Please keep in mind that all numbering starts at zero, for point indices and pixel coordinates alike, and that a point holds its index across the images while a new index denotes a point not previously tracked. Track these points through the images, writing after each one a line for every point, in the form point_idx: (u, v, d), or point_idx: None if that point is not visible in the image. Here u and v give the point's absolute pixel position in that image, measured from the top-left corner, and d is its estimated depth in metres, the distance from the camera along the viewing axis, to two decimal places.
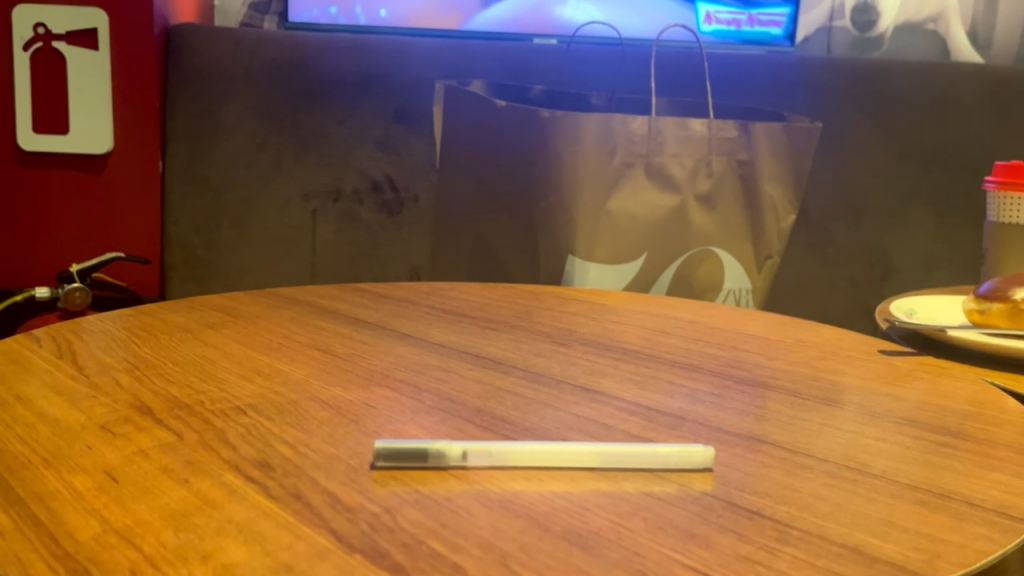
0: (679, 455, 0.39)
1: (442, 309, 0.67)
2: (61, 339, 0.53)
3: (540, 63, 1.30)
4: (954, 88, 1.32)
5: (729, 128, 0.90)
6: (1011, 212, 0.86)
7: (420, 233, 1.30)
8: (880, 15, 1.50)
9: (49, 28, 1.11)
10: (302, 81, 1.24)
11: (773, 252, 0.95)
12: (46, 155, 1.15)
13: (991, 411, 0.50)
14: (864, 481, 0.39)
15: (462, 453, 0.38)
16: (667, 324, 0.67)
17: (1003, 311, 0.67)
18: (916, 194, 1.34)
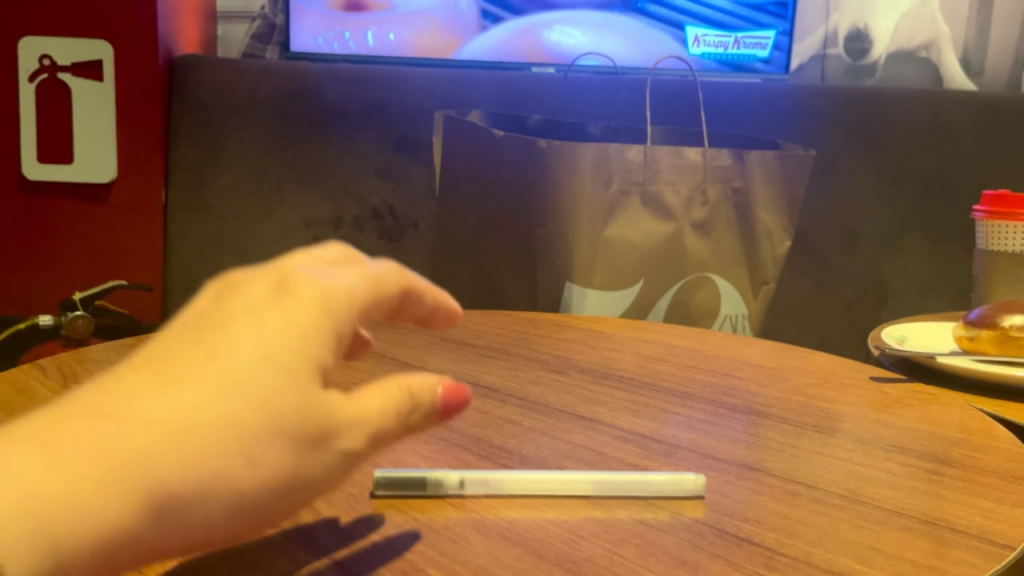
0: (671, 483, 0.40)
1: (440, 337, 0.69)
2: (64, 370, 0.54)
3: (538, 92, 1.32)
4: (947, 115, 1.33)
5: (724, 156, 0.91)
6: (1002, 240, 0.87)
7: (418, 260, 1.32)
8: (873, 43, 1.53)
9: (54, 60, 1.12)
10: (303, 110, 1.26)
11: (768, 278, 0.97)
12: (49, 185, 1.16)
13: (979, 437, 0.51)
14: (853, 508, 0.40)
15: (460, 481, 0.39)
16: (662, 351, 0.68)
17: (992, 338, 0.68)
18: (911, 219, 1.35)
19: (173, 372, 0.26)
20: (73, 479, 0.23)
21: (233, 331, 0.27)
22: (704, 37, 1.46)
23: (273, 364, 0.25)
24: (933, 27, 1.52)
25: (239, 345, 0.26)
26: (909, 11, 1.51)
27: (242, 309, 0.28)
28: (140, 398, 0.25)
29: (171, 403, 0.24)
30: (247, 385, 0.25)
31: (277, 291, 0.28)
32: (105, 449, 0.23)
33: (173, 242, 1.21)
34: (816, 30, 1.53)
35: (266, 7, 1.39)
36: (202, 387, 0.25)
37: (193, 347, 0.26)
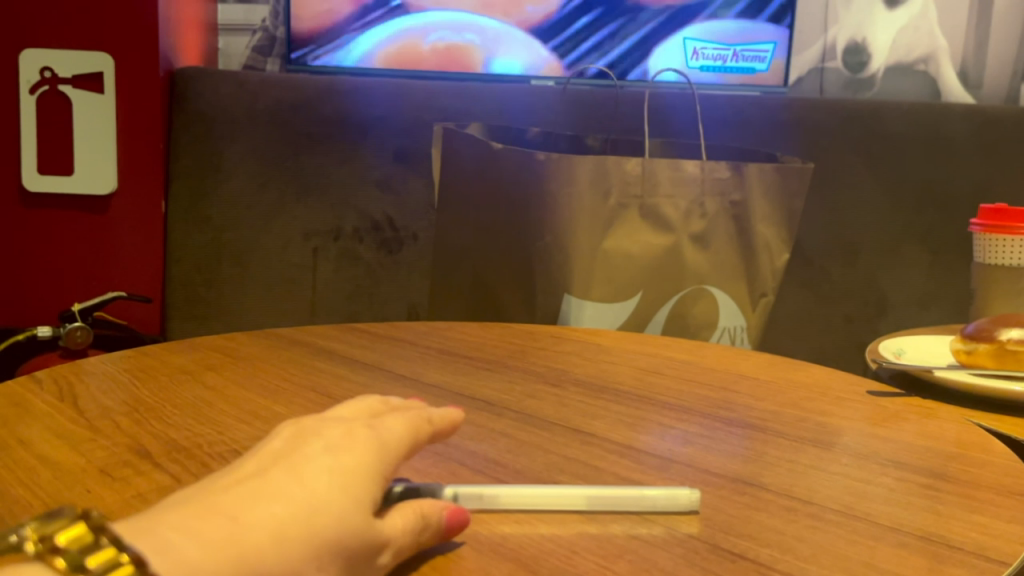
0: (667, 499, 0.39)
1: (438, 349, 0.69)
2: (62, 382, 0.54)
3: (538, 106, 1.32)
4: (945, 128, 1.33)
5: (722, 169, 0.92)
6: (999, 253, 0.87)
7: (418, 271, 1.33)
8: (872, 56, 1.53)
9: (55, 73, 1.12)
10: (303, 122, 1.26)
11: (767, 290, 0.97)
12: (49, 196, 1.16)
13: (975, 452, 0.51)
14: (848, 524, 0.40)
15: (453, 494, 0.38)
16: (660, 365, 0.68)
17: (989, 352, 0.68)
18: (910, 231, 1.35)
19: (267, 484, 0.27)
20: (218, 551, 0.23)
21: (314, 458, 0.29)
22: (703, 50, 1.47)
23: (344, 490, 0.28)
24: (931, 40, 1.53)
25: (316, 469, 0.28)
26: (908, 24, 1.52)
27: (310, 447, 0.30)
28: (241, 491, 0.26)
29: (272, 507, 0.25)
30: (329, 504, 0.27)
31: (331, 436, 0.31)
32: (232, 536, 0.23)
33: (172, 253, 1.21)
34: (815, 43, 1.53)
35: (267, 20, 1.40)
36: (297, 498, 0.26)
37: (265, 470, 0.28)
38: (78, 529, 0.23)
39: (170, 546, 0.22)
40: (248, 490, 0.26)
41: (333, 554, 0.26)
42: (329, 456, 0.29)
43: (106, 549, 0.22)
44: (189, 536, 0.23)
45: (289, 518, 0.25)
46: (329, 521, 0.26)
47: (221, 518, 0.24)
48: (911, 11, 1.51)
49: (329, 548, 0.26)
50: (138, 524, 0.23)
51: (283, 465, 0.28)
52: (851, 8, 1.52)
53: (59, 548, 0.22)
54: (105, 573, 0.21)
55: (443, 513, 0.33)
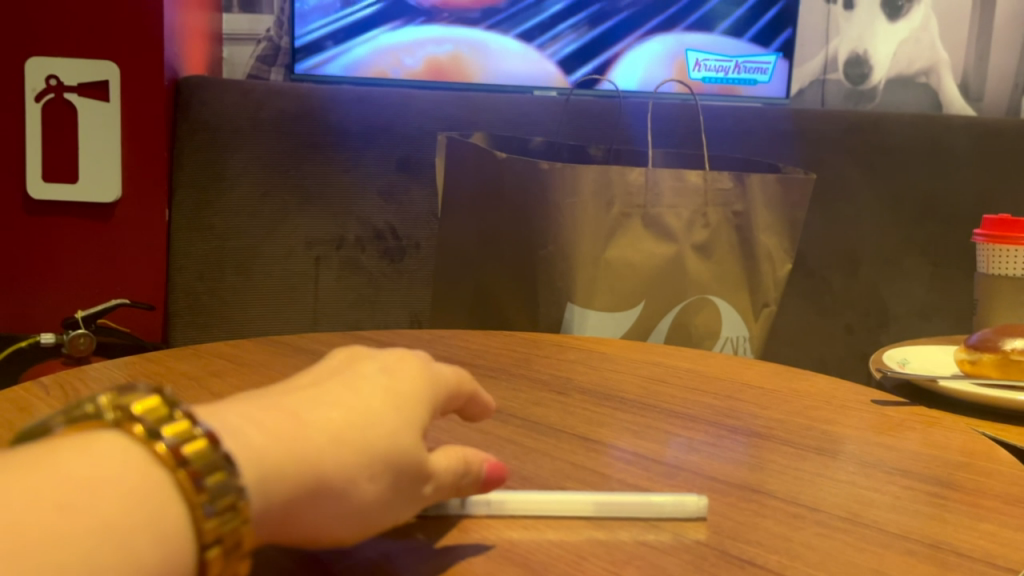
0: (675, 505, 0.40)
1: (441, 357, 0.69)
2: (67, 387, 0.54)
3: (540, 116, 1.33)
4: (946, 140, 1.34)
5: (724, 179, 0.92)
6: (1002, 264, 0.88)
7: (420, 280, 1.33)
8: (872, 68, 1.54)
9: (60, 80, 1.13)
10: (306, 131, 1.27)
11: (769, 301, 0.98)
12: (53, 204, 1.16)
13: (981, 461, 0.51)
14: (856, 531, 0.40)
15: (461, 500, 0.39)
16: (664, 373, 0.68)
17: (993, 362, 0.68)
18: (911, 243, 1.35)
19: (326, 393, 0.29)
20: (278, 441, 0.25)
21: (369, 377, 0.31)
22: (704, 62, 1.48)
23: (396, 408, 0.30)
24: (931, 53, 1.54)
25: (370, 388, 0.30)
26: (908, 37, 1.53)
27: (365, 370, 0.32)
28: (303, 395, 0.28)
29: (328, 410, 0.28)
30: (385, 420, 0.29)
31: (385, 365, 0.33)
32: (293, 429, 0.26)
33: (176, 260, 1.21)
34: (816, 56, 1.54)
35: (271, 30, 1.40)
36: (354, 408, 0.28)
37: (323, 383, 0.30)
38: (152, 401, 0.24)
39: (240, 431, 0.24)
40: (306, 396, 0.28)
41: (384, 464, 0.28)
42: (381, 378, 0.32)
43: (184, 421, 0.23)
44: (256, 426, 0.25)
45: (345, 422, 0.27)
46: (381, 434, 0.28)
47: (284, 414, 0.26)
48: (912, 24, 1.52)
49: (381, 456, 0.28)
50: (212, 408, 0.25)
51: (340, 381, 0.30)
52: (852, 21, 1.53)
53: (135, 416, 0.23)
54: (185, 446, 0.22)
55: (484, 464, 0.35)
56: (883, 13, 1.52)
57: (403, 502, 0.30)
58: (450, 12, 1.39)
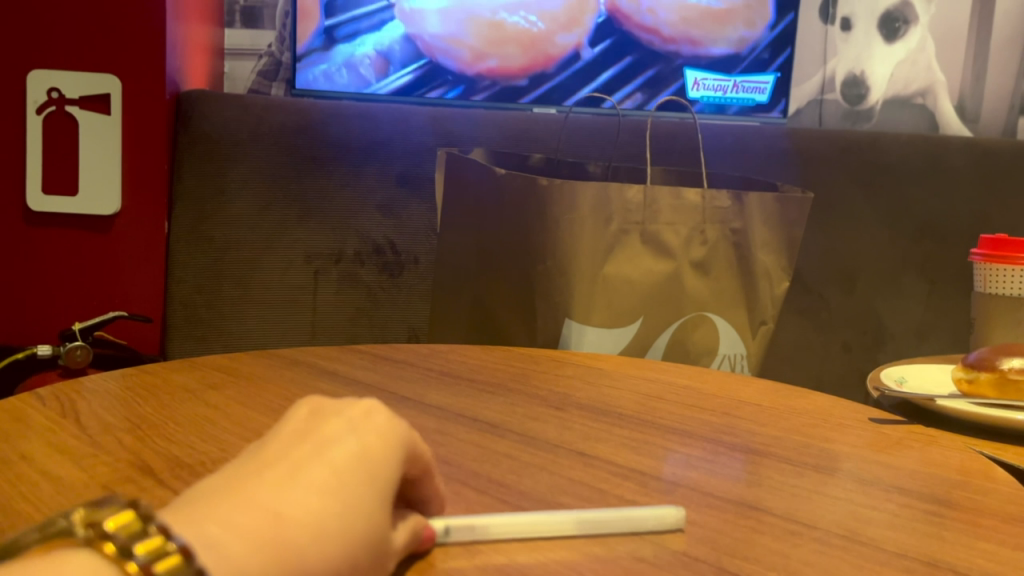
0: (654, 517, 0.40)
1: (439, 371, 0.69)
2: (63, 398, 0.54)
3: (540, 133, 1.33)
4: (944, 160, 1.34)
5: (723, 198, 0.92)
6: (998, 283, 0.88)
7: (418, 294, 1.34)
8: (870, 89, 1.55)
9: (62, 94, 1.13)
10: (307, 145, 1.27)
11: (767, 318, 0.98)
12: (52, 215, 1.16)
13: (979, 479, 0.51)
14: (853, 548, 0.39)
15: (445, 528, 0.37)
16: (661, 390, 0.68)
17: (990, 381, 0.68)
18: (908, 262, 1.36)
19: (299, 471, 0.28)
20: (256, 547, 0.24)
21: (340, 448, 0.30)
22: (703, 81, 1.48)
23: (371, 485, 0.29)
24: (928, 74, 1.55)
25: (342, 459, 0.30)
26: (905, 59, 1.54)
27: (334, 430, 0.31)
28: (276, 484, 0.27)
29: (306, 497, 0.27)
30: (357, 509, 0.28)
31: (354, 421, 0.32)
32: (274, 527, 0.25)
33: (174, 272, 1.20)
34: (814, 76, 1.54)
35: (272, 46, 1.42)
36: (331, 491, 0.28)
37: (292, 455, 0.29)
38: (125, 517, 0.23)
39: (215, 538, 0.23)
40: (279, 480, 0.27)
41: (364, 555, 0.28)
42: (355, 440, 0.31)
43: (158, 536, 0.22)
44: (236, 528, 0.24)
45: (324, 512, 0.27)
46: (357, 520, 0.28)
47: (262, 514, 0.25)
48: (909, 45, 1.53)
49: (360, 544, 0.28)
50: (188, 510, 0.24)
51: (311, 453, 0.30)
52: (849, 41, 1.54)
53: (107, 534, 0.22)
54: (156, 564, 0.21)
55: (425, 530, 0.35)
56: (880, 34, 1.53)
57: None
58: (492, 79, 1.42)
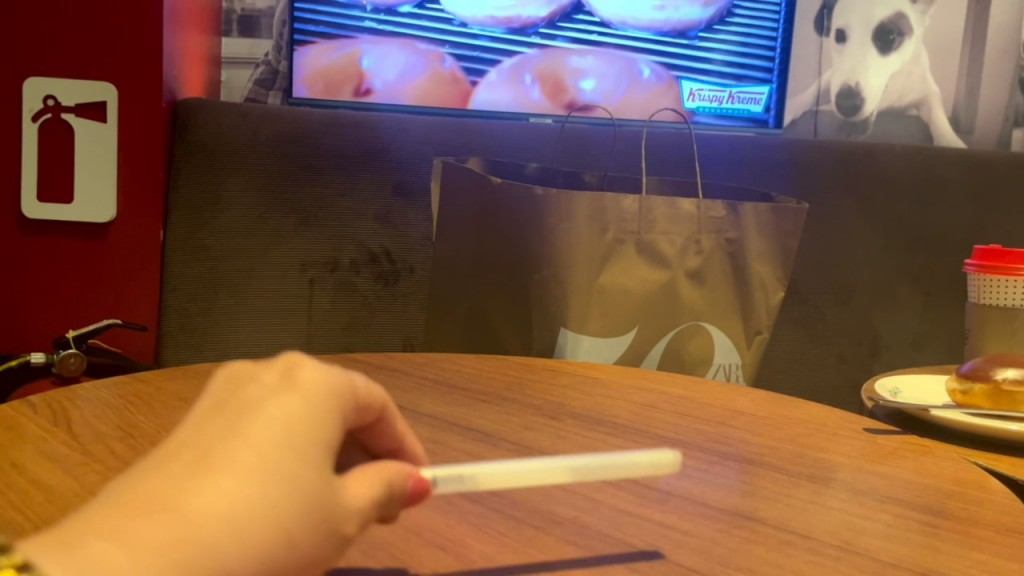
0: (652, 462, 0.37)
1: (434, 380, 0.69)
2: (55, 406, 0.54)
3: (536, 143, 1.34)
4: (938, 171, 1.35)
5: (718, 208, 0.93)
6: (992, 294, 0.88)
7: (414, 303, 1.34)
8: (865, 100, 1.55)
9: (59, 101, 1.11)
10: (304, 154, 1.27)
11: (762, 328, 0.97)
12: (45, 224, 1.14)
13: (973, 490, 0.51)
14: (847, 559, 0.39)
15: (432, 478, 0.32)
16: (657, 400, 0.67)
17: (985, 392, 0.68)
18: (903, 273, 1.36)
19: (211, 458, 0.23)
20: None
21: (264, 414, 0.25)
22: (698, 92, 1.49)
23: (312, 455, 0.24)
24: (922, 85, 1.55)
25: (269, 425, 0.24)
26: (899, 71, 1.55)
27: (254, 395, 0.26)
28: (179, 480, 0.22)
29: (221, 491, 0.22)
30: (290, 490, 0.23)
31: (281, 381, 0.27)
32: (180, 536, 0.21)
33: (170, 281, 1.20)
34: (808, 87, 1.55)
35: (270, 55, 1.42)
36: (255, 471, 0.23)
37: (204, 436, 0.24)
38: None
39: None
40: (184, 474, 0.22)
41: (307, 540, 0.23)
42: (286, 398, 0.26)
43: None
44: (118, 558, 0.19)
45: (245, 510, 0.22)
46: (295, 502, 0.23)
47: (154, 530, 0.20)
48: (904, 57, 1.54)
49: (294, 536, 0.23)
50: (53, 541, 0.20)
51: (226, 430, 0.24)
52: (844, 53, 1.55)
53: None
54: None
55: (409, 480, 0.31)
56: (875, 46, 1.54)
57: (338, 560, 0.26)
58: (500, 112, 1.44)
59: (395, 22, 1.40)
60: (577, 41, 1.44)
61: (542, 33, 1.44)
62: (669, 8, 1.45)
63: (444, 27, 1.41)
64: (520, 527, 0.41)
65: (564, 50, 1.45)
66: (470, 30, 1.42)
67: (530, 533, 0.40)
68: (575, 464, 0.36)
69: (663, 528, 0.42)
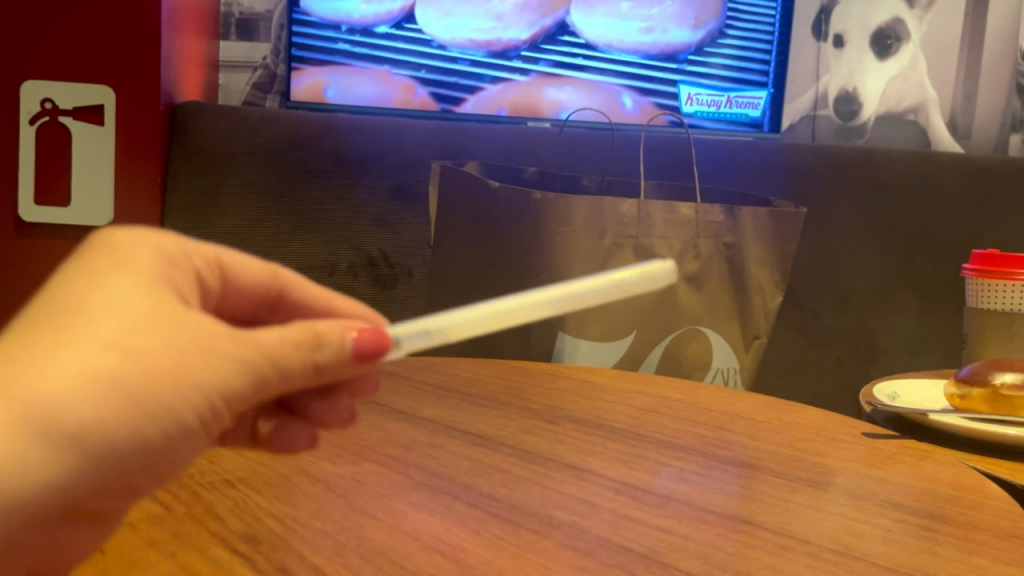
0: (634, 280, 0.38)
1: (431, 384, 0.68)
2: None
3: (535, 146, 1.34)
4: (935, 175, 1.35)
5: (717, 212, 0.93)
6: (989, 299, 0.88)
7: (414, 306, 1.33)
8: (863, 105, 1.55)
9: (56, 104, 1.09)
10: (304, 158, 1.27)
11: (761, 332, 0.97)
12: (41, 228, 1.11)
13: (972, 495, 0.51)
14: (847, 563, 0.39)
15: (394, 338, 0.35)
16: (655, 404, 0.67)
17: (982, 396, 0.68)
18: (901, 280, 1.36)
19: (82, 311, 0.28)
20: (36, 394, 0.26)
21: (112, 271, 0.30)
22: (697, 96, 1.49)
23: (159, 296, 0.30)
24: (920, 91, 1.55)
25: (118, 284, 0.29)
26: (897, 75, 1.55)
27: (90, 260, 0.31)
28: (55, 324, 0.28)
29: (111, 327, 0.28)
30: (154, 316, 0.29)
31: (112, 251, 0.32)
32: (89, 373, 0.27)
33: None
34: (805, 92, 1.55)
35: (267, 58, 1.42)
36: (127, 316, 0.28)
37: (69, 294, 0.29)
38: None
39: None
40: (65, 329, 0.27)
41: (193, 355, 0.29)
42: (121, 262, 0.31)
43: None
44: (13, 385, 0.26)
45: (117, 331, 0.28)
46: (167, 330, 0.29)
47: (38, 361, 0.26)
48: (901, 61, 1.54)
49: (174, 345, 0.29)
50: None
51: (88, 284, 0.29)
52: (842, 57, 1.54)
53: None
54: None
55: (353, 337, 0.34)
56: (872, 51, 1.54)
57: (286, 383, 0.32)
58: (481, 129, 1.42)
59: (372, 43, 1.38)
60: (562, 63, 1.43)
61: (524, 57, 1.42)
62: (656, 30, 1.45)
63: (423, 49, 1.40)
64: (519, 531, 0.40)
65: (537, 82, 1.44)
66: (451, 53, 1.40)
67: (528, 537, 0.40)
68: (558, 298, 0.36)
69: (661, 532, 0.42)
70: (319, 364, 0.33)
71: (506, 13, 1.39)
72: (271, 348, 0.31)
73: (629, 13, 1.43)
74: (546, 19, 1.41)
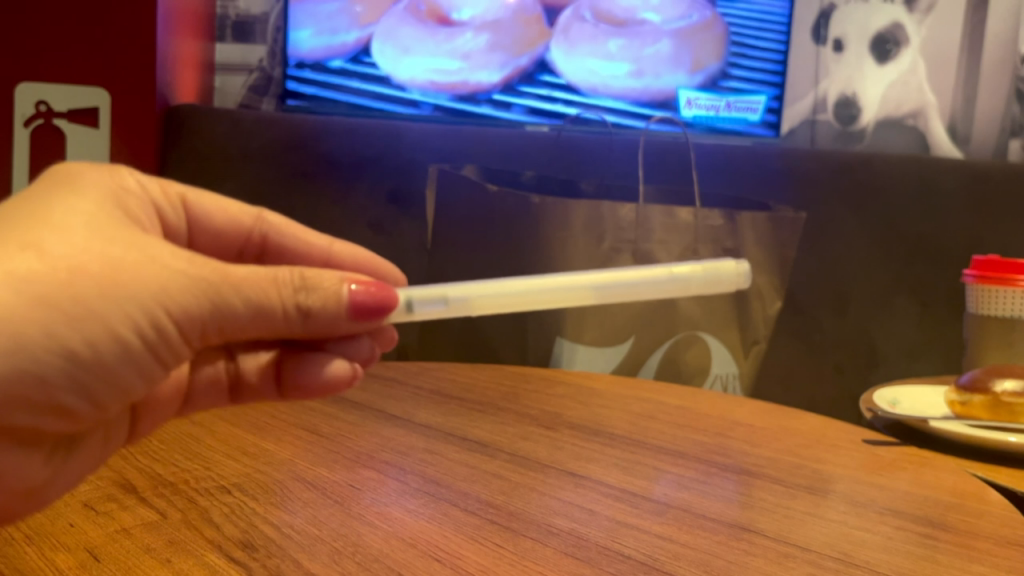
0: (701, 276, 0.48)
1: (428, 389, 0.68)
2: None
3: (528, 149, 1.27)
4: (933, 180, 1.27)
5: (716, 217, 0.94)
6: (989, 305, 0.88)
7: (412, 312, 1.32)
8: (863, 110, 1.44)
9: (50, 106, 1.09)
10: (299, 163, 1.25)
11: (760, 338, 0.97)
12: None
13: (973, 502, 0.50)
14: (848, 572, 0.39)
15: (412, 303, 0.45)
16: (654, 410, 0.67)
17: (983, 403, 0.68)
18: (901, 284, 1.30)
19: (47, 226, 0.32)
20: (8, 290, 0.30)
21: (69, 199, 0.34)
22: (696, 100, 1.36)
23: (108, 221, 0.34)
24: (919, 95, 1.41)
25: (76, 211, 0.33)
26: (897, 79, 1.41)
27: (45, 188, 0.35)
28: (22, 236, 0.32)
29: (69, 243, 0.32)
30: (112, 238, 0.33)
31: (69, 182, 0.36)
32: (31, 271, 0.30)
33: None
34: (804, 97, 1.46)
35: (264, 61, 1.39)
36: (84, 237, 0.32)
37: (30, 208, 0.33)
38: None
39: None
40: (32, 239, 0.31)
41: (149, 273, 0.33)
42: (74, 192, 0.35)
43: None
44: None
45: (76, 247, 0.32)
46: (123, 250, 0.33)
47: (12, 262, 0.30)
48: (900, 66, 1.41)
49: (130, 262, 0.33)
50: None
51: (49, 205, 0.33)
52: (842, 62, 1.43)
53: None
54: None
55: (349, 288, 0.39)
56: (872, 56, 1.42)
57: (266, 319, 0.36)
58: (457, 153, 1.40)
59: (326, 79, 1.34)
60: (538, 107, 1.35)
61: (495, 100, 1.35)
62: (648, 74, 1.35)
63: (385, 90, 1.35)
64: (517, 538, 0.40)
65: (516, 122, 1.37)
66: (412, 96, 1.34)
67: (528, 545, 0.39)
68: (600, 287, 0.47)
69: (661, 540, 0.41)
70: (308, 309, 0.37)
71: (472, 53, 1.32)
72: (244, 282, 0.35)
73: (620, 55, 1.33)
74: (519, 58, 1.33)
